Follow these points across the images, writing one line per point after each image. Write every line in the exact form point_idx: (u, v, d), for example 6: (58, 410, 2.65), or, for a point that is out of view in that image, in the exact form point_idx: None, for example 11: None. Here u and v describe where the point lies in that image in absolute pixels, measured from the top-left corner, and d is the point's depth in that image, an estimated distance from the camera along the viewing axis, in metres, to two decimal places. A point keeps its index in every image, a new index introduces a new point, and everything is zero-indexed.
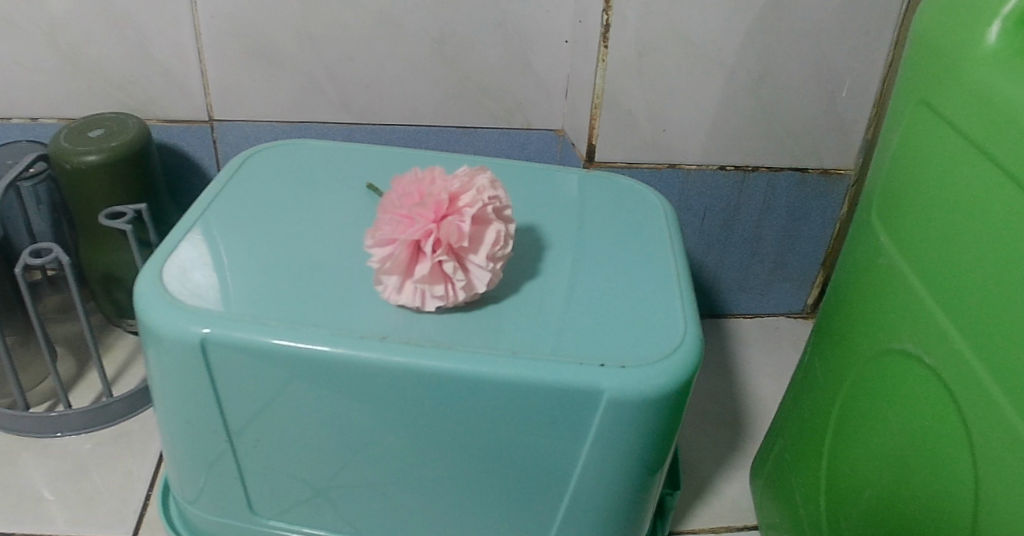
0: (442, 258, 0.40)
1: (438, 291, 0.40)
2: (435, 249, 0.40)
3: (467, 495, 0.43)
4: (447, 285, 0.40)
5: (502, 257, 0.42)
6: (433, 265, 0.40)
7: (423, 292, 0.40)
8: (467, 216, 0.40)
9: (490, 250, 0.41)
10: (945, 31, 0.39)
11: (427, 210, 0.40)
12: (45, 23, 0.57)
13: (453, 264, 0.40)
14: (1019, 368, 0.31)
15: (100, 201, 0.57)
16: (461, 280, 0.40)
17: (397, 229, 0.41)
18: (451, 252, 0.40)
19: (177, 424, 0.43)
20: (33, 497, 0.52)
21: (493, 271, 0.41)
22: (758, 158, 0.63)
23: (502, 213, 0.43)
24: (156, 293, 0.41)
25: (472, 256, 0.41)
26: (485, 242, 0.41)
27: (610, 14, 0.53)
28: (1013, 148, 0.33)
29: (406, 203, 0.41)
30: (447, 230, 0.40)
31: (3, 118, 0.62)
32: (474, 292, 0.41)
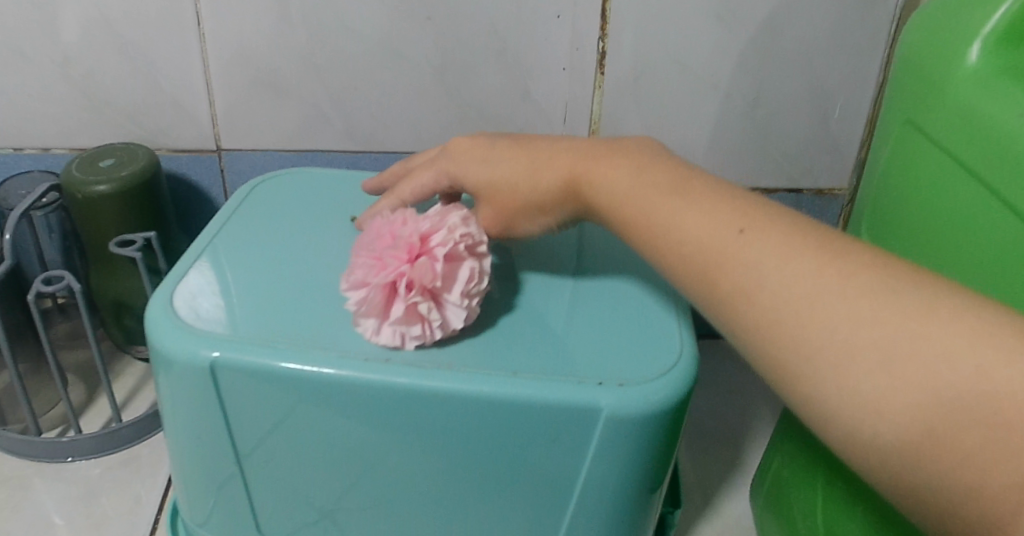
0: (418, 298, 0.40)
1: (415, 332, 0.40)
2: (410, 291, 0.40)
3: (471, 516, 0.43)
4: (423, 327, 0.40)
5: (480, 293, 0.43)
6: (409, 306, 0.40)
7: (400, 334, 0.40)
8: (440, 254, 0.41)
9: (466, 290, 0.41)
10: (927, 51, 0.40)
11: (402, 251, 0.41)
12: (59, 56, 0.59)
13: (429, 304, 0.40)
14: None
15: (112, 230, 0.58)
16: (437, 319, 0.40)
17: (372, 273, 0.41)
18: (427, 293, 0.40)
19: (188, 447, 0.44)
20: (44, 522, 0.53)
21: (470, 311, 0.42)
22: (753, 179, 0.64)
23: (476, 249, 0.43)
24: (167, 318, 0.42)
25: (448, 295, 0.41)
26: (460, 279, 0.41)
27: (605, 42, 0.57)
28: (1003, 169, 0.35)
29: (380, 246, 0.42)
30: (421, 271, 0.40)
31: (16, 148, 0.63)
32: (451, 330, 0.41)
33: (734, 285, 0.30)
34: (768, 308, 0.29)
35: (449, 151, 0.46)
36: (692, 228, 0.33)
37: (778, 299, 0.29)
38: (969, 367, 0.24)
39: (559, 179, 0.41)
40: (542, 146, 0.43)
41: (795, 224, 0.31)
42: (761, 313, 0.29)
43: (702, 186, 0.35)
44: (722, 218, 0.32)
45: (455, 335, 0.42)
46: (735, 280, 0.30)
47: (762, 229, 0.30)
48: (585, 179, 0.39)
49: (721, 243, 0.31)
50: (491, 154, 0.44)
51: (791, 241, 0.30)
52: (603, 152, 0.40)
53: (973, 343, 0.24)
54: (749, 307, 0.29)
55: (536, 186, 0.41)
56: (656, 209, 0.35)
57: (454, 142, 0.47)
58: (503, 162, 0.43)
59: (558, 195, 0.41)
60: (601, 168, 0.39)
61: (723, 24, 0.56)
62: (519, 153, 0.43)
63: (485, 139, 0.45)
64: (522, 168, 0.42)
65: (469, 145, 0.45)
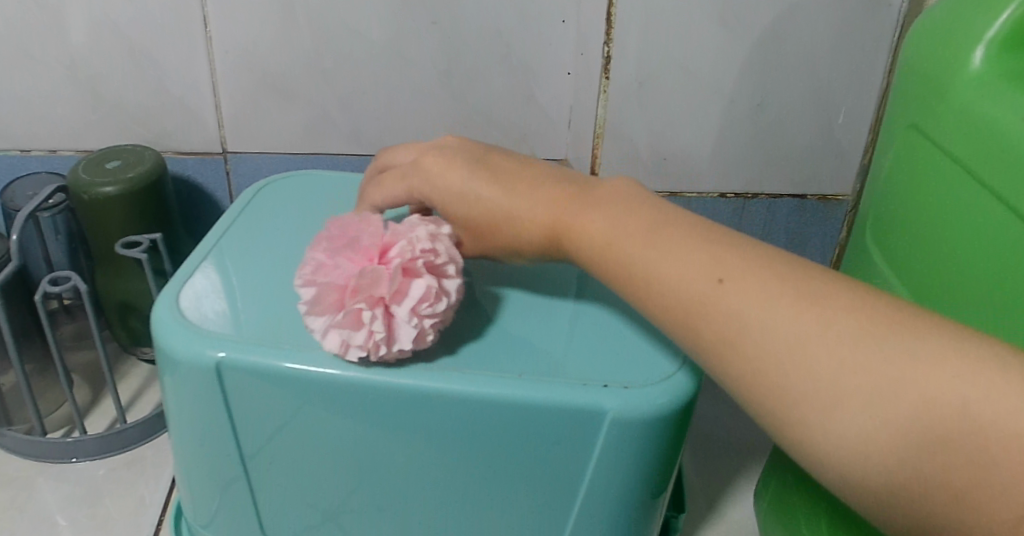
0: (361, 304, 0.38)
1: (357, 340, 0.38)
2: (358, 296, 0.38)
3: (475, 519, 0.43)
4: (363, 335, 0.38)
5: (437, 317, 0.40)
6: (352, 311, 0.38)
7: (339, 337, 0.38)
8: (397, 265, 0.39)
9: (416, 308, 0.39)
10: (931, 57, 0.41)
11: (363, 256, 0.40)
12: (67, 58, 0.59)
13: (372, 311, 0.38)
14: None
15: (118, 232, 0.58)
16: (380, 330, 0.38)
17: (326, 270, 0.40)
18: (373, 301, 0.38)
19: (193, 448, 0.44)
20: (48, 522, 0.53)
21: (421, 333, 0.39)
22: (757, 184, 0.64)
23: (440, 269, 0.40)
24: (172, 318, 0.42)
25: (397, 308, 0.38)
26: (412, 295, 0.39)
27: (611, 46, 0.57)
28: (1008, 175, 0.35)
29: (343, 248, 0.41)
30: (371, 275, 0.38)
31: (23, 150, 0.64)
32: (397, 347, 0.38)
33: (718, 334, 0.31)
34: (755, 358, 0.29)
35: (423, 169, 0.43)
36: (670, 274, 0.33)
37: (764, 348, 0.29)
38: (956, 409, 0.25)
39: (540, 230, 0.39)
40: (522, 184, 0.40)
41: (770, 268, 0.31)
42: (748, 363, 0.30)
43: (675, 228, 0.34)
44: (698, 267, 0.32)
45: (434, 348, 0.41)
46: (717, 329, 0.31)
47: (741, 278, 0.31)
48: (566, 232, 0.38)
49: (700, 292, 0.31)
50: (467, 185, 0.41)
51: (770, 287, 0.30)
52: (584, 200, 0.38)
53: (957, 383, 0.25)
54: (736, 357, 0.30)
55: (515, 234, 0.40)
56: (636, 255, 0.34)
57: (428, 159, 0.43)
58: (482, 199, 0.40)
59: (538, 247, 0.40)
60: (582, 222, 0.37)
61: (728, 29, 0.57)
62: (497, 191, 0.40)
63: (462, 163, 0.42)
64: (501, 212, 0.40)
65: (445, 168, 0.42)
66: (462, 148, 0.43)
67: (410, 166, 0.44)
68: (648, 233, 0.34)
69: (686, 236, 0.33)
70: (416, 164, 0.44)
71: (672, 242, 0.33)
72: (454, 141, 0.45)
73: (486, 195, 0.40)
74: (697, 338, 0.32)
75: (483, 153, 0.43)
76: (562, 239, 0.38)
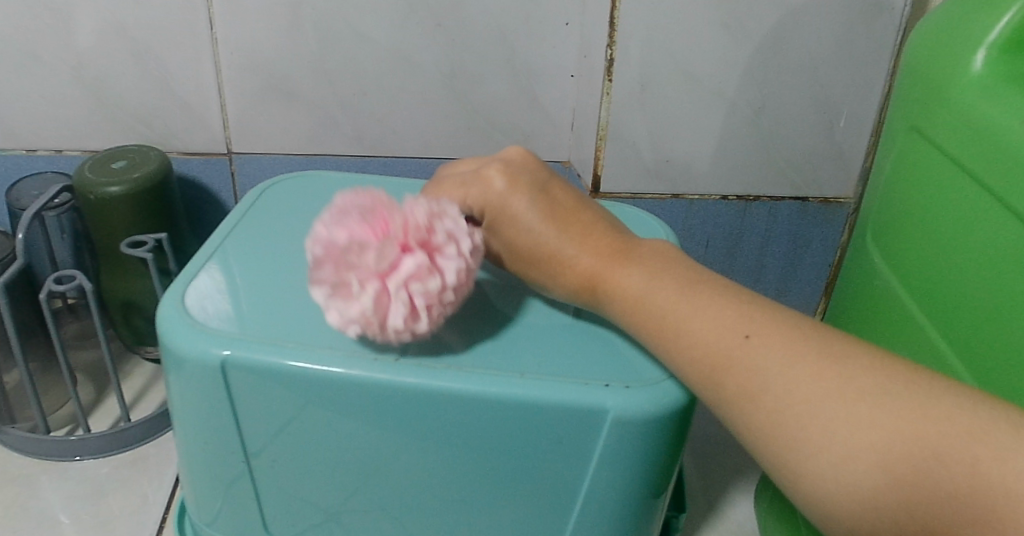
0: (353, 279, 0.38)
1: (349, 314, 0.39)
2: (354, 267, 0.39)
3: (477, 518, 0.44)
4: (356, 309, 0.39)
5: (434, 291, 0.39)
6: (346, 285, 0.39)
7: (336, 307, 0.39)
8: (393, 239, 0.38)
9: (410, 282, 0.38)
10: (933, 60, 0.41)
11: (364, 224, 0.40)
12: (73, 59, 0.60)
13: (367, 282, 0.38)
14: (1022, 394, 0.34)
15: (122, 231, 0.59)
16: (370, 309, 0.38)
17: (333, 231, 0.40)
18: (368, 274, 0.38)
19: (197, 446, 0.44)
20: (51, 520, 0.53)
21: (415, 308, 0.39)
22: (758, 187, 0.64)
23: (438, 246, 0.39)
24: (178, 316, 0.42)
25: (387, 285, 0.38)
26: (405, 269, 0.38)
27: (614, 49, 0.57)
28: (1008, 177, 0.35)
29: (348, 214, 0.40)
30: (365, 248, 0.38)
31: (28, 150, 0.64)
32: (389, 326, 0.39)
33: (740, 386, 0.32)
34: (774, 413, 0.31)
35: (483, 183, 0.42)
36: (698, 325, 0.34)
37: (785, 404, 0.30)
38: (965, 464, 0.26)
39: (577, 275, 0.40)
40: (574, 227, 0.40)
41: (798, 329, 0.32)
42: (767, 416, 0.31)
43: (707, 287, 0.36)
44: (727, 321, 0.33)
45: (441, 347, 0.41)
46: (739, 382, 0.32)
47: (768, 336, 0.32)
48: (596, 286, 0.39)
49: (725, 346, 0.33)
50: (522, 213, 0.41)
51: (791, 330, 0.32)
52: (627, 258, 0.39)
53: (966, 438, 0.27)
54: (757, 410, 0.31)
55: (552, 278, 0.41)
56: (669, 303, 0.36)
57: (494, 173, 0.42)
58: (531, 230, 0.40)
59: (566, 294, 0.41)
60: (619, 276, 0.38)
61: (730, 32, 0.57)
62: (550, 228, 0.40)
63: (524, 188, 0.41)
64: (545, 250, 0.40)
65: (504, 189, 0.41)
66: (529, 171, 0.43)
67: (472, 174, 0.43)
68: (681, 289, 0.36)
69: (720, 292, 0.35)
70: (478, 173, 0.43)
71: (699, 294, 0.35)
72: (524, 161, 0.44)
73: (537, 228, 0.40)
74: (717, 387, 0.33)
75: (547, 181, 0.42)
76: (592, 291, 0.39)
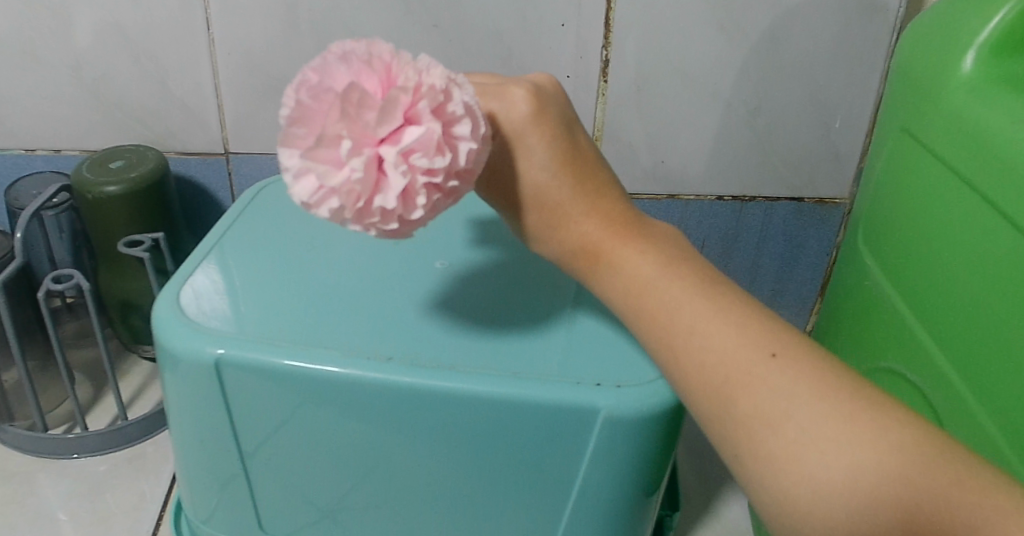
0: (342, 133, 0.28)
1: (329, 180, 0.29)
2: (342, 119, 0.28)
3: (471, 517, 0.44)
4: (335, 177, 0.29)
5: (440, 175, 0.29)
6: (331, 140, 0.28)
7: (306, 171, 0.29)
8: (400, 97, 0.29)
9: (410, 156, 0.29)
10: (925, 61, 0.41)
11: (367, 75, 0.30)
12: (71, 59, 0.60)
13: (353, 147, 0.28)
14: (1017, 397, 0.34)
15: (121, 231, 0.59)
16: (358, 174, 0.28)
17: (320, 77, 0.30)
18: (360, 136, 0.28)
19: (193, 445, 0.45)
20: (48, 517, 0.54)
21: (409, 194, 0.29)
22: (754, 188, 0.65)
23: (454, 119, 0.29)
24: (174, 316, 0.43)
25: (386, 152, 0.28)
26: (409, 136, 0.29)
27: (609, 50, 0.58)
28: (998, 180, 0.36)
29: (346, 61, 0.30)
30: (363, 99, 0.28)
31: (28, 150, 0.65)
32: (376, 205, 0.29)
33: (756, 407, 0.29)
34: (795, 444, 0.28)
35: (506, 99, 0.34)
36: (717, 338, 0.31)
37: (807, 437, 0.28)
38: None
39: (571, 243, 0.35)
40: (588, 185, 0.35)
41: (818, 353, 0.31)
42: (784, 445, 0.28)
43: (713, 283, 0.33)
44: (751, 337, 0.31)
45: (437, 346, 0.42)
46: (756, 404, 0.29)
47: (795, 356, 0.30)
48: (596, 255, 0.35)
49: (747, 363, 0.30)
50: (538, 155, 0.34)
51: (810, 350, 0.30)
52: (636, 234, 0.35)
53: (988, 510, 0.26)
54: (773, 437, 0.29)
55: (555, 239, 0.36)
56: (676, 290, 0.33)
57: (519, 92, 0.35)
58: (541, 177, 0.34)
59: (549, 253, 0.36)
60: (625, 253, 0.34)
61: (726, 33, 0.57)
62: (563, 180, 0.35)
63: (550, 123, 0.34)
64: (548, 202, 0.35)
65: (528, 118, 0.34)
66: (555, 102, 0.36)
67: (488, 85, 0.35)
68: (698, 289, 0.33)
69: (740, 304, 0.32)
70: (496, 87, 0.35)
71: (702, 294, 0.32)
72: (550, 87, 0.37)
73: (550, 179, 0.34)
74: (729, 409, 0.30)
75: (571, 119, 0.36)
76: (587, 258, 0.35)
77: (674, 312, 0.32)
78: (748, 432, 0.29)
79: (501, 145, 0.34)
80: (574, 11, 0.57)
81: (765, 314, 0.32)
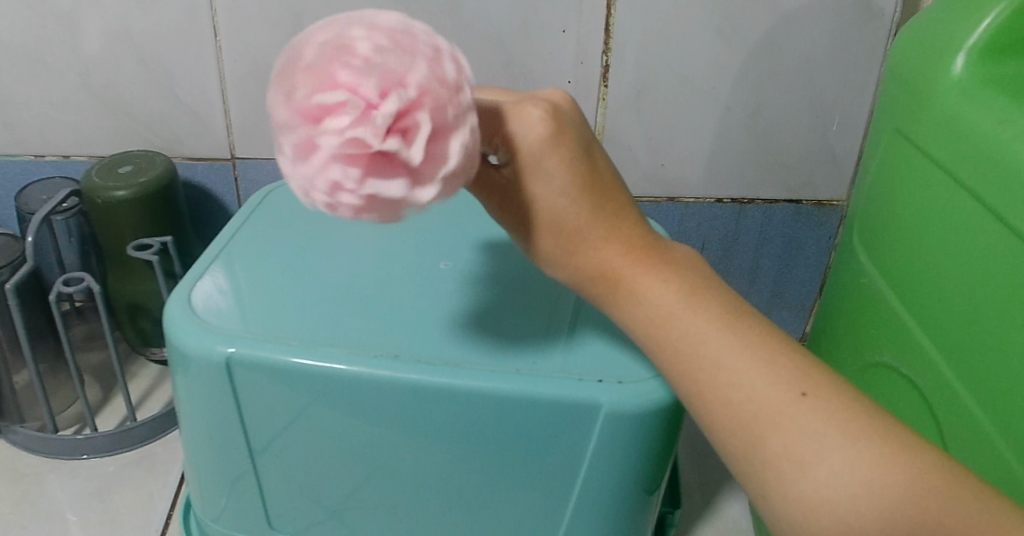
0: (361, 128, 0.25)
1: (395, 168, 0.26)
2: (353, 114, 0.25)
3: (476, 513, 0.45)
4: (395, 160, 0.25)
5: (460, 89, 0.27)
6: (360, 139, 0.25)
7: (377, 190, 0.26)
8: (370, 63, 0.26)
9: (411, 86, 0.26)
10: (918, 65, 0.43)
11: (303, 112, 0.26)
12: (81, 67, 0.61)
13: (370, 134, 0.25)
14: (1009, 392, 0.35)
15: (130, 234, 0.60)
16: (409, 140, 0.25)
17: (298, 161, 0.27)
18: (360, 127, 0.25)
19: (203, 443, 0.46)
20: (59, 516, 0.55)
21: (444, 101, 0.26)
22: (753, 190, 0.66)
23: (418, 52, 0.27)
24: (185, 316, 0.44)
25: (406, 109, 0.25)
26: (406, 83, 0.26)
27: (609, 55, 0.59)
28: (986, 178, 0.37)
29: (298, 80, 0.26)
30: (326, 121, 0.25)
31: (37, 156, 0.66)
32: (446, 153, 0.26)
33: (786, 448, 0.29)
34: (826, 487, 0.28)
35: (523, 119, 0.30)
36: (748, 376, 0.30)
37: (838, 481, 0.28)
38: None
39: (589, 269, 0.33)
40: (609, 208, 0.32)
41: (840, 383, 0.30)
42: (816, 488, 0.28)
43: (726, 300, 0.32)
44: (781, 376, 0.30)
45: (441, 343, 0.43)
46: (787, 445, 0.29)
47: (825, 395, 0.29)
48: (615, 281, 0.33)
49: (779, 403, 0.29)
50: (556, 181, 0.31)
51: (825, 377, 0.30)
52: (658, 259, 0.33)
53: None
54: (803, 480, 0.28)
55: (575, 266, 0.33)
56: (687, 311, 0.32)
57: (535, 111, 0.30)
58: (559, 204, 0.31)
59: (563, 277, 0.34)
60: (647, 283, 0.32)
61: (724, 38, 0.58)
62: (583, 206, 0.31)
63: (570, 146, 0.30)
64: (566, 228, 0.32)
65: (547, 141, 0.30)
66: (572, 121, 0.31)
67: (498, 100, 0.31)
68: (724, 321, 0.31)
69: (767, 338, 0.31)
70: (508, 104, 0.30)
71: (718, 314, 0.31)
72: (567, 104, 0.32)
73: (569, 205, 0.31)
74: (757, 448, 0.29)
75: (588, 138, 0.32)
76: (606, 284, 0.33)
77: (704, 346, 0.31)
78: (776, 471, 0.29)
79: (514, 169, 0.31)
80: (574, 17, 0.58)
81: (789, 346, 0.31)
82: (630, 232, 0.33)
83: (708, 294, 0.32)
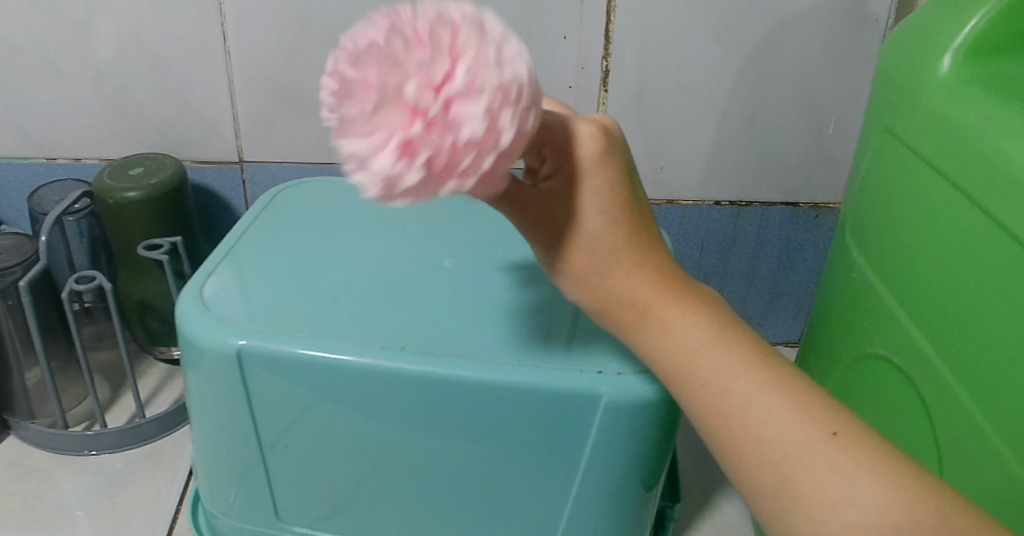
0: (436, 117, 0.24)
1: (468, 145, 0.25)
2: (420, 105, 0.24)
3: (480, 504, 0.46)
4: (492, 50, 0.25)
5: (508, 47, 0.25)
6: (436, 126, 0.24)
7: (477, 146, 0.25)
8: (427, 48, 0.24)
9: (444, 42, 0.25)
10: (907, 66, 0.44)
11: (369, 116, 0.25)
12: (93, 71, 0.63)
13: (451, 103, 0.24)
14: (997, 380, 0.36)
15: (139, 235, 0.61)
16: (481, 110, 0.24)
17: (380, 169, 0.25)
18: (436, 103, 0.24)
19: (213, 438, 0.47)
20: (68, 510, 0.56)
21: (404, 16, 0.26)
22: (750, 193, 0.67)
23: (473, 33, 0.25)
24: (197, 310, 0.45)
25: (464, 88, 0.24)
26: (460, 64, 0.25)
27: (610, 61, 0.60)
28: (971, 173, 0.38)
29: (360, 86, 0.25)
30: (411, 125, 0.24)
31: (49, 158, 0.67)
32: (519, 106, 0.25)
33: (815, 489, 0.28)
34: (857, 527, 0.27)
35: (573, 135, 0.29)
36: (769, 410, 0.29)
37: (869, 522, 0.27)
38: None
39: (618, 298, 0.31)
40: (644, 237, 0.31)
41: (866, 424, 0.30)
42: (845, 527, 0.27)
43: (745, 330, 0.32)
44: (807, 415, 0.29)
45: (446, 336, 0.44)
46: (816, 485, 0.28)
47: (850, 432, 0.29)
48: (642, 310, 0.31)
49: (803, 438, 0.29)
50: (599, 200, 0.29)
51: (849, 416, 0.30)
52: (685, 290, 0.32)
53: None
54: (834, 521, 0.27)
55: (605, 293, 0.31)
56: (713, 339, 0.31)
57: (587, 126, 0.29)
58: (599, 224, 0.30)
59: (589, 302, 0.32)
60: (672, 311, 0.31)
61: (722, 44, 0.60)
62: (622, 230, 0.30)
63: (617, 166, 0.29)
64: (601, 251, 0.30)
65: (596, 159, 0.29)
66: (620, 143, 0.30)
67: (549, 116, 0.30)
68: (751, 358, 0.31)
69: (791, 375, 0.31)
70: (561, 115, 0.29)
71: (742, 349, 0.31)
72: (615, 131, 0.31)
73: (608, 225, 0.30)
74: (786, 487, 0.29)
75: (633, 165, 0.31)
76: (630, 313, 0.31)
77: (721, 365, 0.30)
78: (806, 511, 0.28)
79: (553, 184, 0.29)
80: (575, 23, 0.59)
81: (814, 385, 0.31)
82: (664, 266, 0.31)
83: (738, 334, 0.31)
